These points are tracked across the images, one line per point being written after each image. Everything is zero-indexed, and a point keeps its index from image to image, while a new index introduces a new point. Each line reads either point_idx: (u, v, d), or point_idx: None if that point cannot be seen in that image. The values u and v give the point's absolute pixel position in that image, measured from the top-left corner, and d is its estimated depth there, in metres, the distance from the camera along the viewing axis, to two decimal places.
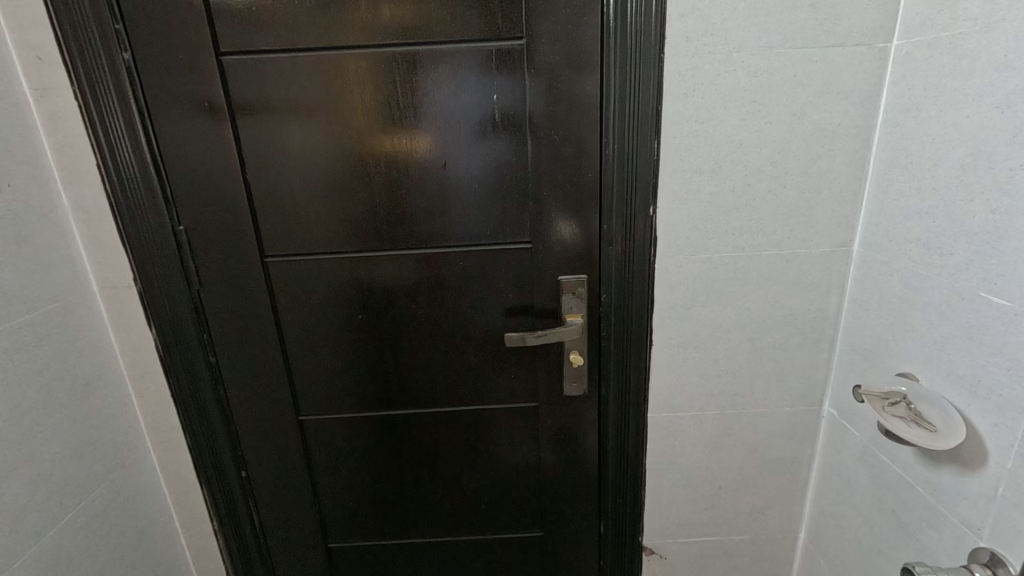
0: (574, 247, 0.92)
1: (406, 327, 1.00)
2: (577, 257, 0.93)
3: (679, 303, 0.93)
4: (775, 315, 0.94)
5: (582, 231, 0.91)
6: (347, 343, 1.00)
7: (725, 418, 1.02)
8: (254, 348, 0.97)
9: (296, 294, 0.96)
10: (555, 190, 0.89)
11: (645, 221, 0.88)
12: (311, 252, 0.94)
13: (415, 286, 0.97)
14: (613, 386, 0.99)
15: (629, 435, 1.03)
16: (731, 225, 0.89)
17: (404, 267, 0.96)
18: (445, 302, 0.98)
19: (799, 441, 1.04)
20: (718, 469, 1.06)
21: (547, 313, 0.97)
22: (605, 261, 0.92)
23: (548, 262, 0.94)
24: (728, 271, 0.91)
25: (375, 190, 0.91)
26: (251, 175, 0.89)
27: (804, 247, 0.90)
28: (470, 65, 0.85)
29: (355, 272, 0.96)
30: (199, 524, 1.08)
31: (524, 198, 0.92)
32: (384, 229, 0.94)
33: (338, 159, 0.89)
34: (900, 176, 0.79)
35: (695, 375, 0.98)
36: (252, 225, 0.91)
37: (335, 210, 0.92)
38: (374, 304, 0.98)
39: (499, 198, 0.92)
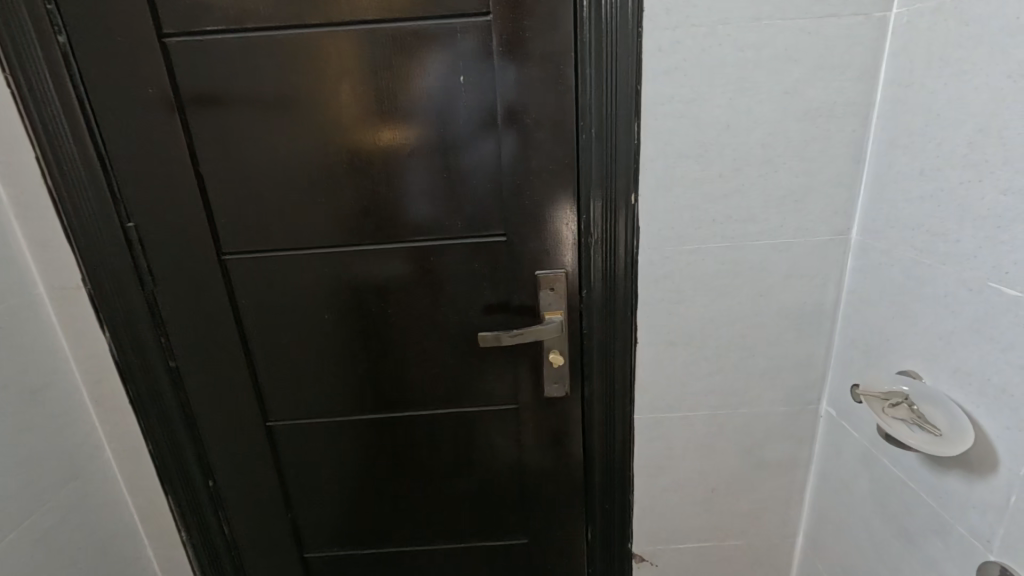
0: (552, 239, 0.87)
1: (377, 327, 0.94)
2: (555, 251, 0.87)
3: (666, 297, 0.87)
4: (769, 310, 0.88)
5: (559, 223, 0.86)
6: (315, 345, 0.94)
7: (717, 419, 0.96)
8: (216, 352, 0.92)
9: (258, 294, 0.91)
10: (530, 180, 0.84)
11: (627, 211, 0.82)
12: (272, 249, 0.88)
13: (385, 284, 0.92)
14: (597, 386, 0.94)
15: (615, 438, 0.98)
16: (719, 214, 0.83)
17: (373, 264, 0.90)
18: (418, 300, 0.93)
19: (796, 442, 0.98)
20: (711, 472, 1.01)
21: (524, 310, 0.92)
22: (585, 254, 0.86)
23: (525, 256, 0.88)
24: (717, 263, 0.85)
25: (338, 182, 0.85)
26: (204, 168, 0.83)
27: (798, 236, 0.84)
28: (442, 44, 0.78)
29: (321, 270, 0.90)
30: (166, 535, 1.03)
31: (498, 188, 0.85)
32: (349, 224, 0.88)
33: (296, 149, 0.83)
34: (901, 157, 0.73)
35: (684, 374, 0.93)
36: (208, 222, 0.85)
37: (296, 205, 0.86)
38: (341, 304, 0.92)
39: (478, 188, 0.86)
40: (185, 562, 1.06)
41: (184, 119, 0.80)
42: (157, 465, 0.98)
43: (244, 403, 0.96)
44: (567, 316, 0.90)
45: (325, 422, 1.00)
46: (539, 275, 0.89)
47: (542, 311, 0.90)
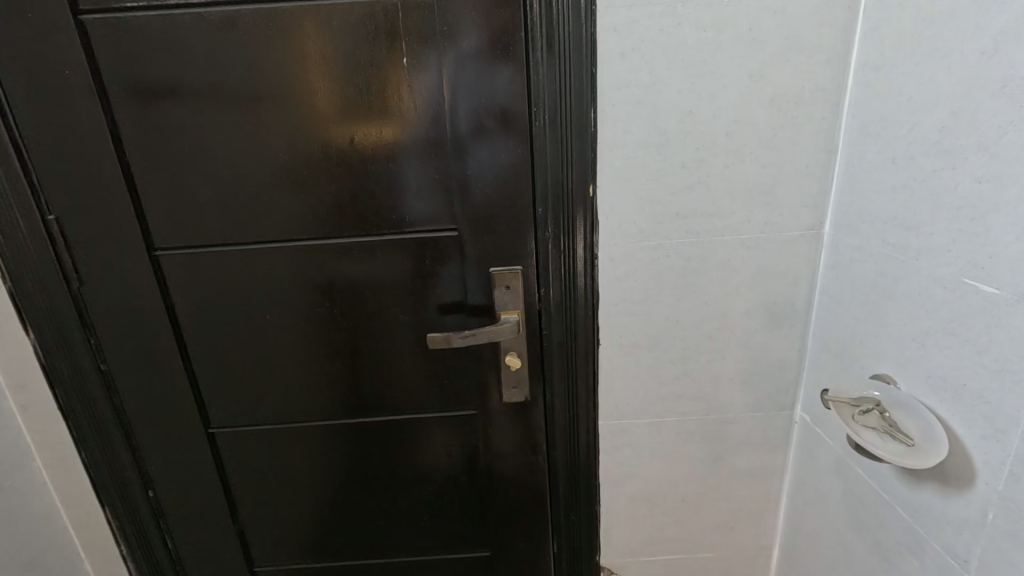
0: (506, 235, 0.80)
1: (323, 329, 0.88)
2: (510, 247, 0.81)
3: (628, 296, 0.82)
4: (738, 310, 0.83)
5: (514, 217, 0.79)
6: (258, 348, 0.89)
7: (685, 425, 0.91)
8: (150, 353, 0.86)
9: (193, 294, 0.85)
10: (482, 171, 0.77)
11: (584, 203, 0.77)
12: (207, 245, 0.82)
13: (330, 282, 0.86)
14: (558, 391, 0.88)
15: (578, 445, 0.92)
16: (683, 207, 0.77)
17: (316, 262, 0.84)
18: (366, 300, 0.87)
19: (769, 449, 0.93)
20: (681, 481, 0.95)
21: (479, 310, 0.86)
22: (542, 250, 0.80)
23: (478, 253, 0.82)
24: (682, 259, 0.80)
25: (275, 173, 0.79)
26: (131, 158, 0.77)
27: (767, 231, 0.78)
28: (396, 20, 0.71)
29: (260, 268, 0.84)
30: (102, 550, 0.97)
31: (447, 179, 0.79)
32: (289, 218, 0.82)
33: (229, 138, 0.77)
34: (873, 146, 0.68)
35: (650, 377, 0.87)
36: (137, 215, 0.80)
37: (231, 198, 0.80)
38: (284, 304, 0.86)
39: (442, 179, 0.79)
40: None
41: (107, 105, 0.75)
42: (91, 475, 0.92)
43: (183, 409, 0.90)
44: (524, 317, 0.84)
45: (271, 430, 0.94)
46: (492, 272, 0.82)
47: (497, 310, 0.85)
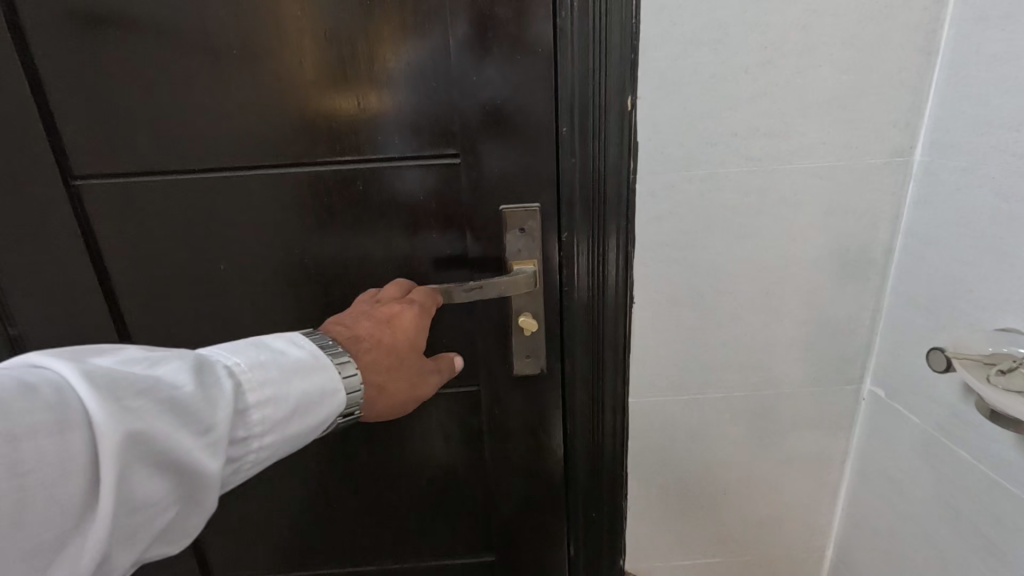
0: (519, 161, 0.64)
1: (289, 286, 0.71)
2: (523, 177, 0.65)
3: (670, 241, 0.66)
4: (803, 260, 0.67)
5: (529, 138, 0.63)
6: (208, 310, 0.71)
7: (732, 405, 0.75)
8: (74, 316, 0.69)
9: (126, 238, 0.68)
10: (489, 76, 0.61)
11: (620, 117, 0.61)
12: (140, 176, 0.65)
13: (297, 224, 0.68)
14: (580, 360, 0.72)
15: (603, 427, 0.76)
16: (742, 125, 0.61)
17: (280, 198, 0.67)
18: (343, 248, 0.70)
19: (829, 433, 0.77)
20: (722, 472, 0.79)
21: (484, 260, 0.70)
22: (563, 181, 0.65)
23: (484, 185, 0.66)
24: (738, 194, 0.64)
25: (226, 80, 0.62)
26: (36, 58, 0.60)
27: (844, 157, 0.63)
28: None
29: (209, 206, 0.67)
30: None
31: (446, 88, 0.63)
32: (245, 141, 0.65)
33: (164, 32, 0.60)
34: (998, 35, 0.53)
35: (692, 345, 0.71)
36: (49, 135, 0.63)
37: (169, 112, 0.63)
38: (240, 253, 0.69)
39: (440, 87, 0.63)
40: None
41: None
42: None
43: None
44: (541, 268, 0.68)
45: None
46: (502, 210, 0.67)
47: (507, 260, 0.68)
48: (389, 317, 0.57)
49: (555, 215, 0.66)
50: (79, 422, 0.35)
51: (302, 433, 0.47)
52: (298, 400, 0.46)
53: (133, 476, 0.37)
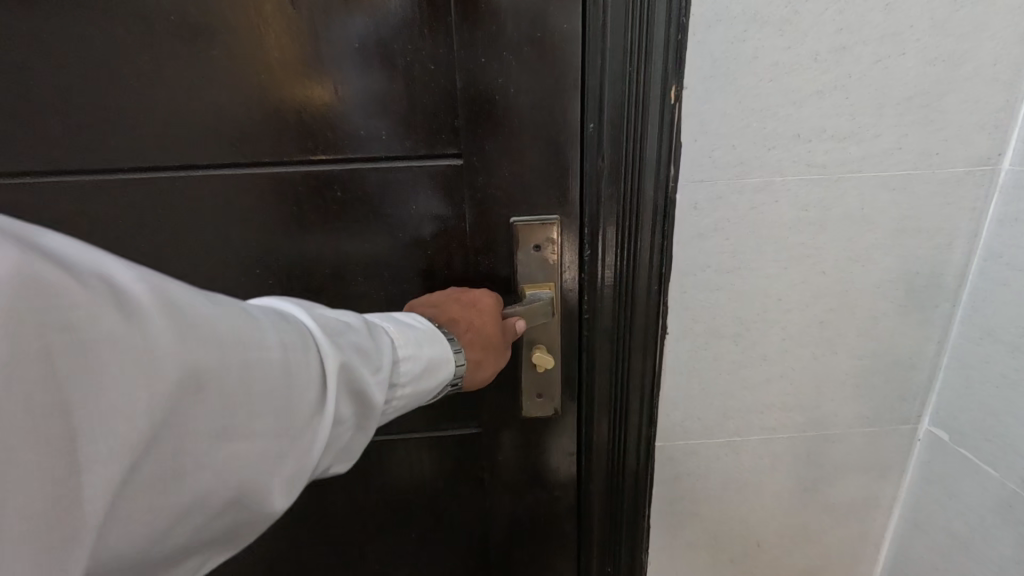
0: (532, 164, 0.53)
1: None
2: (538, 184, 0.54)
3: (714, 263, 0.55)
4: (863, 284, 0.58)
5: (546, 136, 0.52)
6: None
7: (771, 447, 0.65)
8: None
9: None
10: (500, 57, 0.49)
11: (661, 112, 0.49)
12: (62, 176, 0.53)
13: (263, 234, 0.57)
14: (601, 400, 0.61)
15: (625, 476, 0.65)
16: (807, 126, 0.51)
17: (239, 203, 0.55)
18: (317, 263, 0.58)
19: (877, 476, 0.68)
20: (758, 520, 0.70)
21: (491, 281, 0.58)
22: (588, 190, 0.53)
23: (490, 192, 0.54)
24: (797, 208, 0.54)
25: (164, 57, 0.50)
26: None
27: (921, 166, 0.53)
28: None
29: (152, 212, 0.55)
30: None
31: (444, 73, 0.52)
32: (191, 134, 0.53)
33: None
34: None
35: (732, 381, 0.61)
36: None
37: (96, 98, 0.51)
38: (192, 269, 0.58)
39: (439, 71, 0.52)
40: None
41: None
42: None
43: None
44: (558, 291, 0.57)
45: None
46: (514, 224, 0.55)
47: (519, 282, 0.57)
48: (472, 301, 0.52)
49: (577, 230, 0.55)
50: (308, 346, 0.35)
51: (434, 390, 0.43)
52: (437, 359, 0.43)
53: (337, 399, 0.35)
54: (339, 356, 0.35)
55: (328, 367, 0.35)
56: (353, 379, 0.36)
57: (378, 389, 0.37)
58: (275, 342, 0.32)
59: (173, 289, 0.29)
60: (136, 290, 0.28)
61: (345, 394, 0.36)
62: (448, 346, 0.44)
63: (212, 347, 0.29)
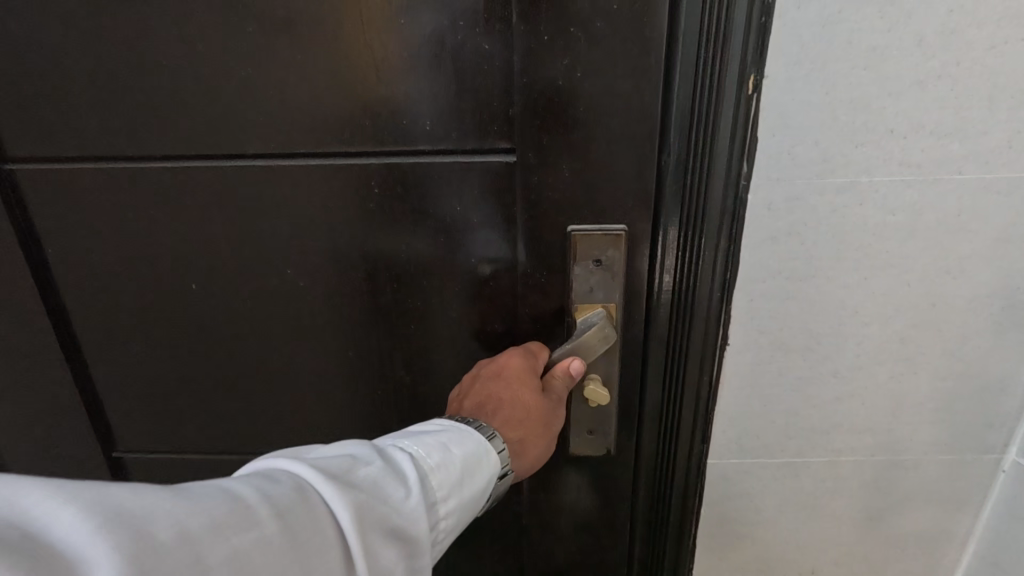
0: (589, 166, 0.49)
1: (290, 301, 0.58)
2: (595, 187, 0.49)
3: (786, 271, 0.50)
4: (956, 299, 0.52)
5: (607, 139, 0.48)
6: (196, 324, 0.60)
7: (835, 471, 0.60)
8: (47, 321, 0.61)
9: (97, 236, 0.57)
10: (559, 42, 0.45)
11: (740, 101, 0.45)
12: (110, 162, 0.54)
13: (301, 226, 0.55)
14: (651, 408, 0.58)
15: (673, 494, 0.61)
16: (904, 121, 0.45)
17: (279, 195, 0.54)
18: (355, 258, 0.56)
19: (953, 507, 0.62)
20: (815, 548, 0.65)
21: (540, 290, 0.54)
22: (648, 194, 0.49)
23: (541, 191, 0.50)
24: (884, 211, 0.48)
25: (207, 40, 0.48)
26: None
27: None
28: None
29: (193, 200, 0.55)
30: None
31: (499, 61, 0.47)
32: (232, 121, 0.51)
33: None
34: None
35: (797, 399, 0.56)
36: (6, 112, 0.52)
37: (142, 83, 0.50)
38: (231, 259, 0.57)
39: (492, 56, 0.47)
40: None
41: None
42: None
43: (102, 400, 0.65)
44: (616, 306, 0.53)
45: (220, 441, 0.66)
46: (570, 233, 0.51)
47: (570, 295, 0.53)
48: (500, 370, 0.51)
49: (639, 238, 0.51)
50: (312, 499, 0.33)
51: (476, 489, 0.41)
52: (467, 460, 0.42)
53: (374, 549, 0.34)
54: (356, 499, 0.34)
55: (343, 518, 0.33)
56: (383, 517, 0.35)
57: (414, 516, 0.36)
58: (272, 513, 0.31)
59: (129, 501, 0.27)
60: (76, 526, 0.25)
61: (381, 535, 0.34)
62: (478, 437, 0.44)
63: (197, 547, 0.27)
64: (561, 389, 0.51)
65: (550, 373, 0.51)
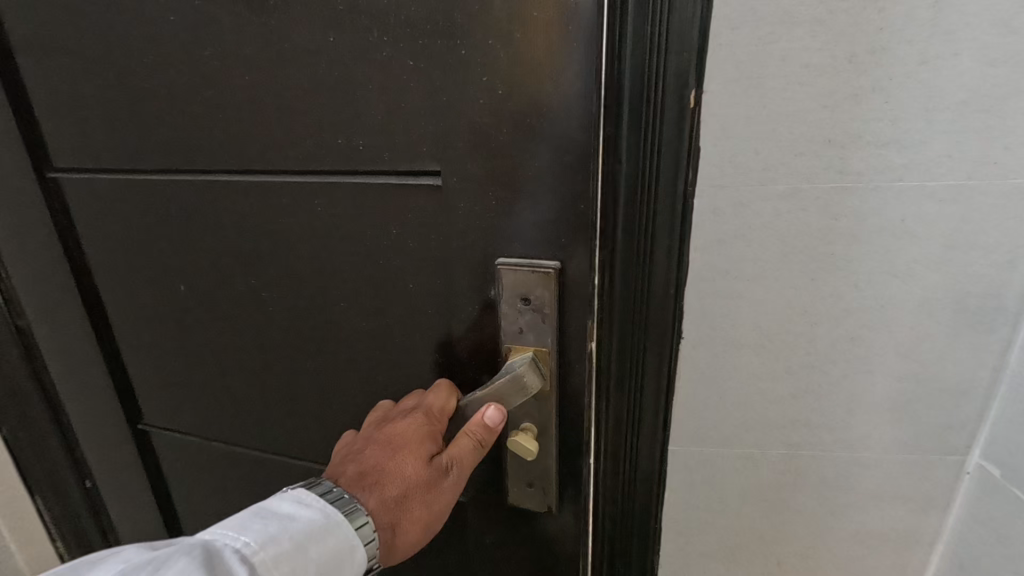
0: (516, 196, 0.49)
1: (265, 307, 0.64)
2: (527, 217, 0.50)
3: (733, 269, 0.54)
4: (904, 300, 0.54)
5: (531, 170, 0.48)
6: (199, 315, 0.67)
7: (793, 464, 0.63)
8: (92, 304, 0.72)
9: (126, 234, 0.67)
10: (482, 75, 0.46)
11: (683, 116, 0.48)
12: (133, 171, 0.63)
13: (272, 241, 0.60)
14: (613, 409, 0.60)
15: (636, 482, 0.65)
16: (840, 131, 0.48)
17: (256, 204, 0.59)
18: (314, 271, 0.60)
19: (918, 509, 0.63)
20: (776, 539, 0.67)
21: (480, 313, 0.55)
22: (581, 224, 0.49)
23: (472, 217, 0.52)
24: (826, 215, 0.51)
25: (201, 70, 0.55)
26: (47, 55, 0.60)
27: (977, 175, 0.48)
28: None
29: (192, 204, 0.62)
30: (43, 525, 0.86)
31: (430, 81, 0.48)
32: (217, 145, 0.58)
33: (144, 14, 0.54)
34: None
35: (751, 392, 0.59)
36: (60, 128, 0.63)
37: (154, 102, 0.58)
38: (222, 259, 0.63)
39: (422, 85, 0.48)
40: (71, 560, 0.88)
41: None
42: (47, 444, 0.80)
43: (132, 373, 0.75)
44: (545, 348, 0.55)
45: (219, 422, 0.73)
46: (499, 265, 0.52)
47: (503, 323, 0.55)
48: (388, 439, 0.53)
49: (571, 273, 0.51)
50: None
51: None
52: (325, 562, 0.43)
53: None
54: None
55: None
56: None
57: None
58: None
59: None
60: None
61: None
62: (339, 533, 0.45)
63: None
64: (468, 447, 0.53)
65: (465, 427, 0.53)
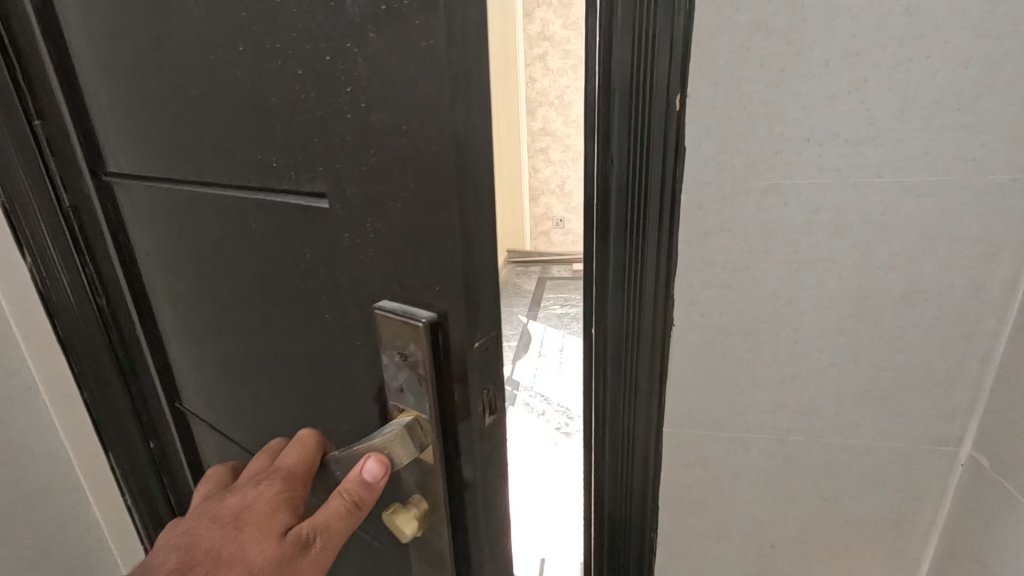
0: (398, 229, 0.38)
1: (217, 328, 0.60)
2: (402, 260, 0.39)
3: (719, 260, 0.58)
4: (888, 292, 0.56)
5: (413, 192, 0.36)
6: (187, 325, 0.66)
7: (785, 450, 0.65)
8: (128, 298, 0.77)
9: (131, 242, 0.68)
10: (349, 80, 0.35)
11: (669, 117, 0.53)
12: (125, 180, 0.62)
13: (210, 261, 0.55)
14: (609, 384, 0.65)
15: (632, 457, 0.69)
16: (818, 131, 0.51)
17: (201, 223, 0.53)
18: (246, 296, 0.53)
19: (910, 497, 0.65)
20: (770, 522, 0.70)
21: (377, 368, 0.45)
22: (459, 274, 0.37)
23: (359, 254, 0.41)
24: (807, 209, 0.54)
25: (138, 74, 0.50)
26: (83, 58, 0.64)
27: (954, 171, 0.50)
28: None
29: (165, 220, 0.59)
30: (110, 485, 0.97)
31: (307, 89, 0.38)
32: (158, 155, 0.54)
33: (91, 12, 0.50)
34: None
35: (741, 377, 0.63)
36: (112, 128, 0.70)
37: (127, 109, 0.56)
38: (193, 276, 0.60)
39: (296, 95, 0.39)
40: (135, 513, 1.00)
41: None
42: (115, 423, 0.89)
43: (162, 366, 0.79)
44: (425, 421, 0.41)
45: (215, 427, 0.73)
46: (376, 311, 0.42)
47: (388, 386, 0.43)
48: (235, 517, 0.43)
49: (449, 331, 0.39)
50: None
51: None
52: None
53: None
54: None
55: None
56: None
57: None
58: None
59: None
60: None
61: None
62: None
63: None
64: (341, 509, 0.43)
65: (339, 487, 0.43)
